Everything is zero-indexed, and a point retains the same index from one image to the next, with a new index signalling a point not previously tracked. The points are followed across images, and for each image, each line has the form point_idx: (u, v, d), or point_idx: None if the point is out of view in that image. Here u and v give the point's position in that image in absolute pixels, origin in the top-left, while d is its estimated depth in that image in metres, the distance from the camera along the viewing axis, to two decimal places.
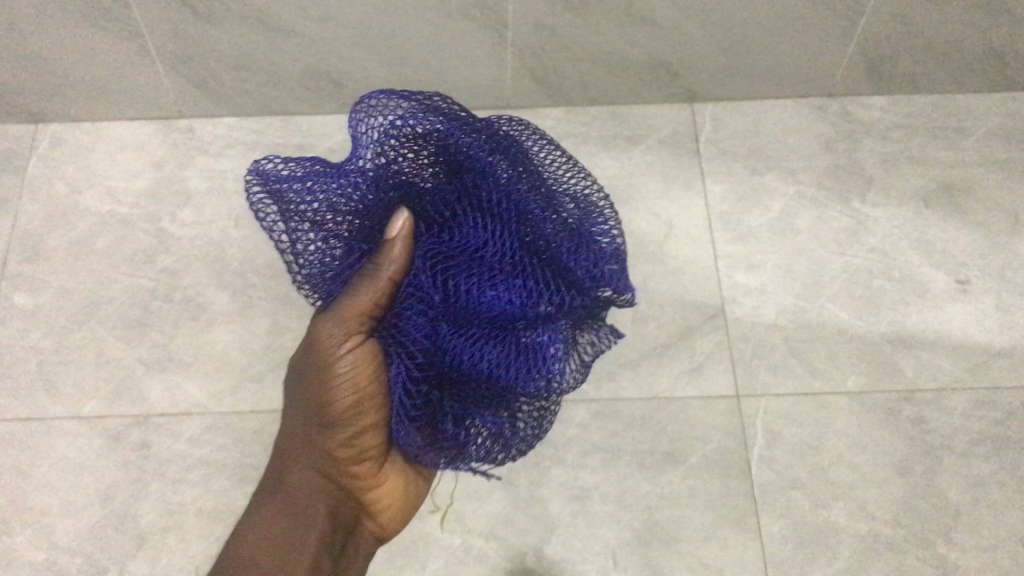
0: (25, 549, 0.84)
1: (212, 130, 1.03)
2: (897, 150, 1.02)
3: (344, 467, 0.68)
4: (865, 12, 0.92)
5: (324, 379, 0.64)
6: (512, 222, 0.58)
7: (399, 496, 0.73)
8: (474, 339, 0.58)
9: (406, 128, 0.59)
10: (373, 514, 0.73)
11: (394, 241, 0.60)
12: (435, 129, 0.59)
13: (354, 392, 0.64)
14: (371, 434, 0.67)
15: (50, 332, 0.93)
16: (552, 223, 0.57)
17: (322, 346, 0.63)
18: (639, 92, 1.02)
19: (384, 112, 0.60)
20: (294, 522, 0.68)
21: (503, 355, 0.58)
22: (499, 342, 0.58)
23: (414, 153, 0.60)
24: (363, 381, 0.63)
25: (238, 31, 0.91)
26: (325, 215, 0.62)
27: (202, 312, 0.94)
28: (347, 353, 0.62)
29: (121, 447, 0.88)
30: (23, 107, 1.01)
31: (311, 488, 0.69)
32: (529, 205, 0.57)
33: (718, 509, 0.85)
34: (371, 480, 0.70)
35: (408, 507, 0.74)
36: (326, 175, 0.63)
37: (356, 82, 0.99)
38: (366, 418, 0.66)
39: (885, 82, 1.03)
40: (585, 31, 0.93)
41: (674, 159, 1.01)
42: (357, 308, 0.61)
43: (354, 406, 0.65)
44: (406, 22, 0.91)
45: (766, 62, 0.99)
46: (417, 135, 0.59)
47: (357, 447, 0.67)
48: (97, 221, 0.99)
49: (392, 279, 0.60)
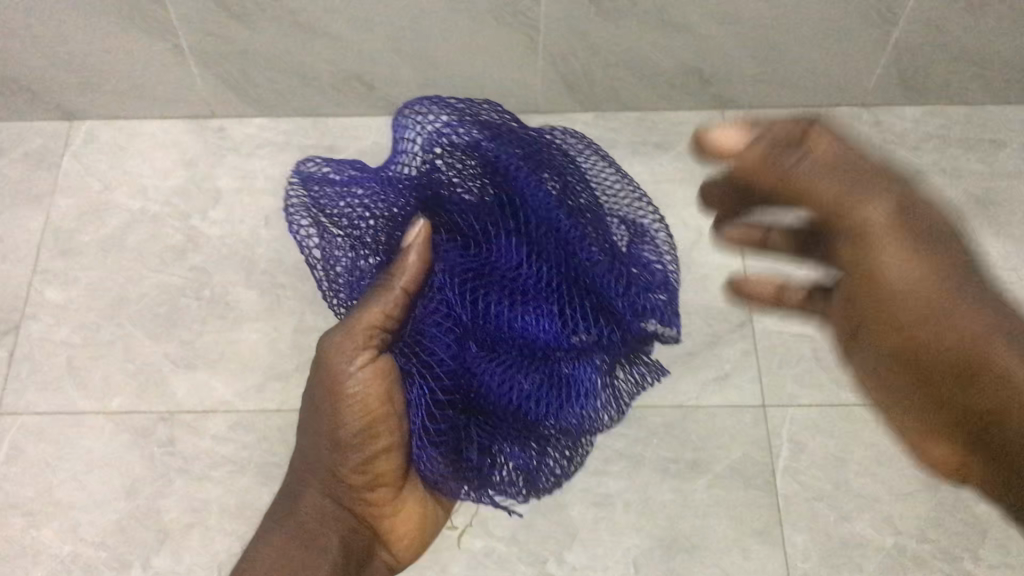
0: (52, 542, 0.86)
1: (243, 130, 1.04)
2: (929, 160, 1.01)
3: (357, 492, 0.64)
4: (900, 20, 0.91)
5: (334, 396, 0.61)
6: (552, 247, 0.56)
7: (416, 525, 0.69)
8: (502, 365, 0.58)
9: (451, 138, 0.57)
10: (387, 545, 0.69)
11: (410, 250, 0.57)
12: (482, 141, 0.56)
13: (364, 412, 0.60)
14: (385, 459, 0.63)
15: (80, 328, 0.94)
16: (595, 254, 0.56)
17: (333, 365, 0.60)
18: (669, 99, 1.02)
19: (430, 119, 0.57)
20: (300, 558, 0.62)
21: (532, 384, 0.59)
22: (529, 370, 0.59)
23: (455, 164, 0.57)
24: (373, 402, 0.60)
25: (271, 33, 0.92)
26: (358, 226, 0.61)
27: (229, 311, 0.95)
28: (358, 371, 0.59)
29: (148, 443, 0.89)
30: (58, 104, 1.03)
31: (321, 518, 0.64)
32: (569, 233, 0.56)
33: (741, 519, 0.85)
34: (386, 509, 0.66)
35: (424, 538, 0.70)
36: (360, 184, 0.61)
37: (387, 85, 0.99)
38: (379, 440, 0.62)
39: (919, 92, 1.02)
40: (617, 37, 0.93)
41: (703, 166, 1.00)
42: (373, 320, 0.58)
43: (365, 430, 0.61)
44: (437, 25, 0.91)
45: (798, 69, 0.98)
46: (461, 145, 0.56)
47: (372, 473, 0.63)
48: (128, 218, 1.00)
49: (406, 290, 0.58)
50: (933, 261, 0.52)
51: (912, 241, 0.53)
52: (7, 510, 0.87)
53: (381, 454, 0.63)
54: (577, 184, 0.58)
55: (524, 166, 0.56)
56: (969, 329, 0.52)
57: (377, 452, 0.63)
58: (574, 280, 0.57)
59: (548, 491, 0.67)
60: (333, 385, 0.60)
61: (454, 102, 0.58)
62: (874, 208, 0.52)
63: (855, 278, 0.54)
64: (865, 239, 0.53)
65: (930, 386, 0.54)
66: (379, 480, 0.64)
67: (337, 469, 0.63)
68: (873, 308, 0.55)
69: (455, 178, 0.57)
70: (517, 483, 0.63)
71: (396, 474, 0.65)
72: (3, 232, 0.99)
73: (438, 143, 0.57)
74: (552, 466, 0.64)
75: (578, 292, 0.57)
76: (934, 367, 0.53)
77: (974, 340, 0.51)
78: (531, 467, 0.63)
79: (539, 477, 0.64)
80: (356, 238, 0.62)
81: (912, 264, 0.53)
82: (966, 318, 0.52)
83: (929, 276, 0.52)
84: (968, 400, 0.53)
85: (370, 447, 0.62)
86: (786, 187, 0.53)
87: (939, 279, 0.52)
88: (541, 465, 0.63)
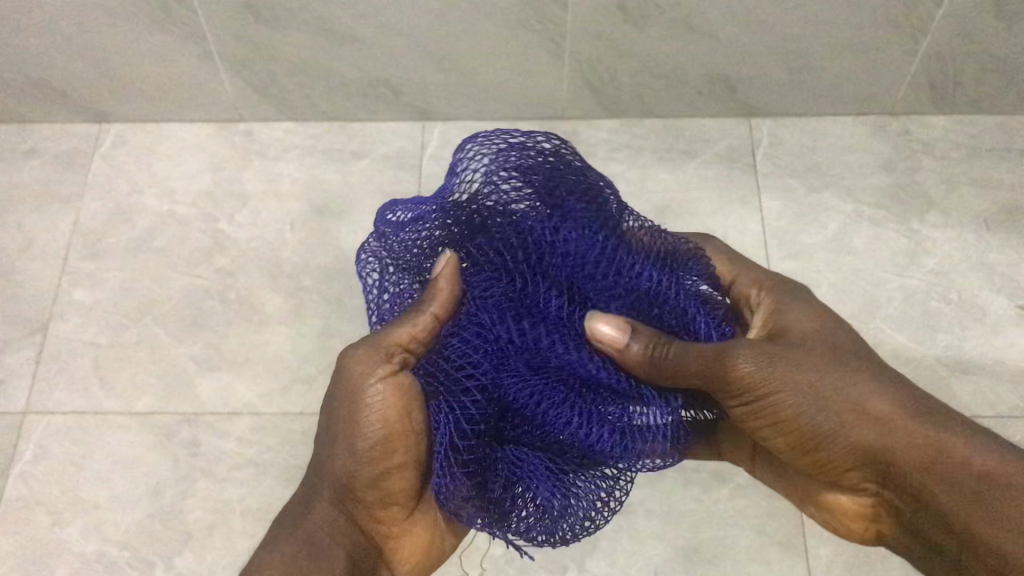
0: (77, 540, 0.86)
1: (271, 134, 1.05)
2: (958, 170, 1.00)
3: (367, 508, 0.59)
4: (930, 27, 0.90)
5: (354, 407, 0.57)
6: (595, 267, 0.56)
7: (421, 548, 0.63)
8: (534, 383, 0.55)
9: (513, 161, 0.58)
10: (390, 563, 0.62)
11: (440, 277, 0.58)
12: (546, 162, 0.58)
13: (383, 424, 0.56)
14: (399, 477, 0.58)
15: (107, 328, 0.95)
16: (635, 281, 0.57)
17: (355, 379, 0.57)
18: (696, 106, 1.01)
19: (491, 145, 0.59)
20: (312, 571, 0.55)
21: (565, 408, 0.55)
22: (563, 391, 0.55)
23: (514, 184, 0.58)
24: (394, 417, 0.57)
25: (299, 37, 0.92)
26: (409, 259, 0.62)
27: (255, 313, 0.95)
28: (379, 382, 0.57)
29: (172, 444, 0.89)
30: (88, 106, 1.04)
31: (331, 531, 0.57)
32: (608, 253, 0.56)
33: (764, 530, 0.84)
34: (397, 529, 0.61)
35: (427, 562, 0.64)
36: (420, 218, 0.61)
37: (414, 90, 0.99)
38: (395, 455, 0.57)
39: (948, 101, 1.01)
40: (643, 44, 0.93)
41: (729, 174, 1.00)
42: (401, 338, 0.57)
43: (384, 444, 0.57)
44: (465, 31, 0.91)
45: (825, 77, 0.98)
46: (523, 167, 0.58)
47: (386, 489, 0.58)
48: (156, 221, 1.01)
49: (435, 317, 0.57)
50: (804, 364, 0.54)
51: (774, 363, 0.54)
52: (32, 508, 0.87)
53: (394, 471, 0.58)
54: (620, 214, 0.59)
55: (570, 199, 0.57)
56: (861, 407, 0.53)
57: (392, 469, 0.58)
58: (618, 301, 0.57)
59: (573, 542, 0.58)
60: (354, 396, 0.57)
61: (503, 134, 0.60)
62: (743, 359, 0.53)
63: (738, 402, 0.55)
64: (755, 383, 0.53)
65: (832, 465, 0.56)
66: (392, 497, 0.59)
67: (350, 481, 0.58)
68: (772, 421, 0.55)
69: (506, 204, 0.58)
70: (540, 525, 0.56)
71: (411, 492, 0.60)
72: (33, 232, 1.00)
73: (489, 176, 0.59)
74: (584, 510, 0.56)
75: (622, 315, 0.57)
76: (842, 452, 0.54)
77: (869, 417, 0.53)
78: (556, 509, 0.56)
79: (566, 523, 0.57)
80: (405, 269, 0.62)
81: (784, 378, 0.54)
82: (853, 399, 0.53)
83: (798, 378, 0.54)
84: (893, 464, 0.53)
85: (384, 463, 0.57)
86: (673, 363, 0.54)
87: (811, 377, 0.54)
88: (572, 506, 0.56)
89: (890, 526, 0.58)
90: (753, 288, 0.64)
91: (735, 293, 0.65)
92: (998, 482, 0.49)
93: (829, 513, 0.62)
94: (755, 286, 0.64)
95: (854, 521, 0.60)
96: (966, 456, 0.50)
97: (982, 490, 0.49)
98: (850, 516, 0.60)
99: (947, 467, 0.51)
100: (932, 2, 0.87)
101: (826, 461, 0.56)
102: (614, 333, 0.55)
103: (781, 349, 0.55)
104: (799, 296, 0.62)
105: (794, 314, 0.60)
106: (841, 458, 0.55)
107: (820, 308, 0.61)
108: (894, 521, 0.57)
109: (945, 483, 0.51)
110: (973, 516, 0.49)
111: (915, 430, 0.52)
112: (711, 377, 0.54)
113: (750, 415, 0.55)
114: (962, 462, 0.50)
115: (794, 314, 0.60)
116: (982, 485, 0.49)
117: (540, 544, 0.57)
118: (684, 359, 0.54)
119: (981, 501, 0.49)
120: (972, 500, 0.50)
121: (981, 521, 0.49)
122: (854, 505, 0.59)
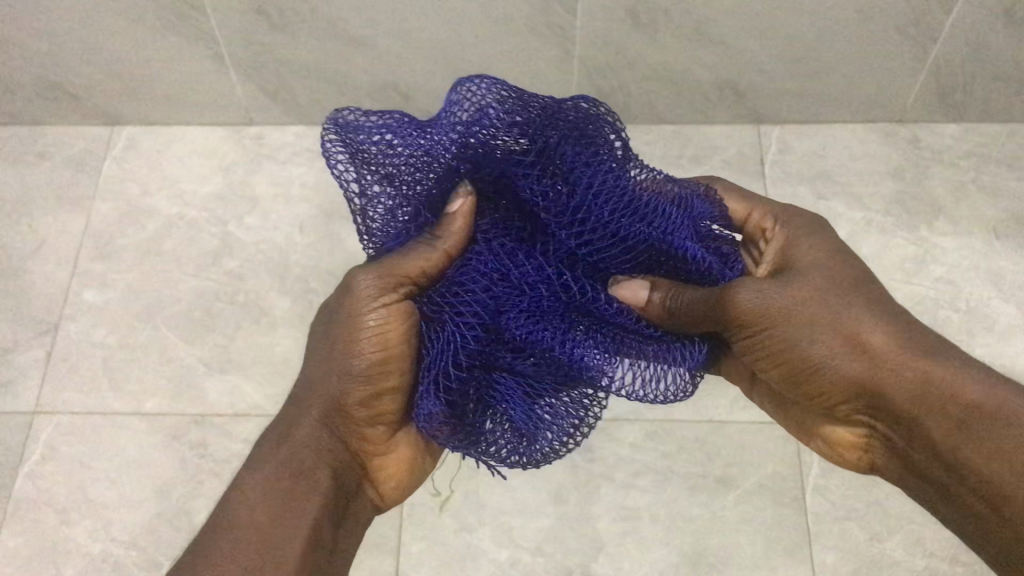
0: (84, 540, 0.86)
1: (281, 137, 1.05)
2: (968, 178, 1.00)
3: (354, 429, 0.55)
4: (940, 36, 0.90)
5: (351, 329, 0.53)
6: (604, 209, 0.55)
7: (404, 471, 0.58)
8: (531, 316, 0.54)
9: (533, 105, 0.54)
10: (374, 483, 0.58)
11: (455, 217, 0.55)
12: (567, 112, 0.55)
13: (380, 350, 0.52)
14: (390, 400, 0.54)
15: (116, 330, 0.96)
16: (640, 223, 0.56)
17: (354, 301, 0.53)
18: (705, 112, 1.02)
19: (498, 90, 0.54)
20: (291, 491, 0.51)
21: (557, 336, 0.54)
22: (566, 324, 0.55)
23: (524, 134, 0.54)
24: (394, 344, 0.52)
25: (310, 42, 0.93)
26: (402, 173, 0.55)
27: (264, 315, 0.96)
28: (380, 308, 0.52)
29: (179, 445, 0.90)
30: (100, 109, 1.04)
31: (315, 449, 0.53)
32: (616, 192, 0.55)
33: (770, 536, 0.84)
34: (382, 449, 0.57)
35: (410, 484, 0.59)
36: (420, 134, 0.54)
37: (424, 96, 1.00)
38: (389, 379, 0.53)
39: (958, 110, 1.01)
40: (653, 50, 0.93)
41: (738, 181, 1.00)
42: (411, 271, 0.53)
43: (378, 367, 0.53)
44: (475, 35, 0.91)
45: (834, 84, 0.98)
46: (542, 114, 0.54)
47: (376, 410, 0.54)
48: (166, 223, 1.02)
49: (449, 253, 0.54)
50: (802, 297, 0.54)
51: (774, 297, 0.54)
52: (40, 508, 0.88)
53: (387, 393, 0.54)
54: (629, 154, 0.57)
55: (587, 152, 0.55)
56: (858, 339, 0.52)
57: (383, 392, 0.54)
58: (626, 240, 0.56)
59: (545, 466, 0.55)
60: (351, 318, 0.53)
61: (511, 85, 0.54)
62: (743, 293, 0.53)
63: (739, 335, 0.55)
64: (754, 318, 0.53)
65: (826, 396, 0.55)
66: (381, 418, 0.55)
67: (340, 402, 0.54)
68: (769, 355, 0.55)
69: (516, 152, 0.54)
70: (514, 448, 0.54)
71: (400, 413, 0.56)
72: (45, 234, 1.01)
73: (493, 111, 0.53)
74: (559, 428, 0.54)
75: (627, 253, 0.57)
76: (838, 384, 0.53)
77: (864, 350, 0.52)
78: (532, 431, 0.53)
79: (540, 444, 0.54)
80: (396, 185, 0.55)
81: (782, 312, 0.53)
82: (850, 330, 0.52)
83: (799, 313, 0.53)
84: (886, 396, 0.52)
85: (377, 386, 0.53)
86: (688, 312, 0.55)
87: (809, 310, 0.53)
88: (546, 425, 0.54)
89: (882, 457, 0.56)
90: (767, 220, 0.61)
91: (748, 229, 0.63)
92: (987, 413, 0.49)
93: (821, 445, 0.60)
94: (769, 219, 0.61)
95: (846, 452, 0.58)
96: (957, 388, 0.50)
97: (968, 420, 0.49)
98: (843, 447, 0.58)
99: (937, 399, 0.50)
100: (942, 11, 0.87)
101: (819, 392, 0.55)
102: (635, 293, 0.56)
103: (784, 283, 0.54)
104: (809, 227, 0.59)
105: (799, 245, 0.58)
106: (835, 390, 0.54)
107: (831, 238, 0.58)
108: (885, 453, 0.55)
109: (935, 414, 0.50)
110: (959, 444, 0.49)
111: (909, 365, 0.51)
112: (715, 313, 0.54)
113: (748, 347, 0.55)
114: (956, 393, 0.50)
115: (800, 245, 0.58)
116: (971, 417, 0.49)
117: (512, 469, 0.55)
118: (695, 307, 0.55)
119: (968, 431, 0.49)
120: (960, 429, 0.49)
121: (967, 449, 0.49)
122: (848, 435, 0.57)
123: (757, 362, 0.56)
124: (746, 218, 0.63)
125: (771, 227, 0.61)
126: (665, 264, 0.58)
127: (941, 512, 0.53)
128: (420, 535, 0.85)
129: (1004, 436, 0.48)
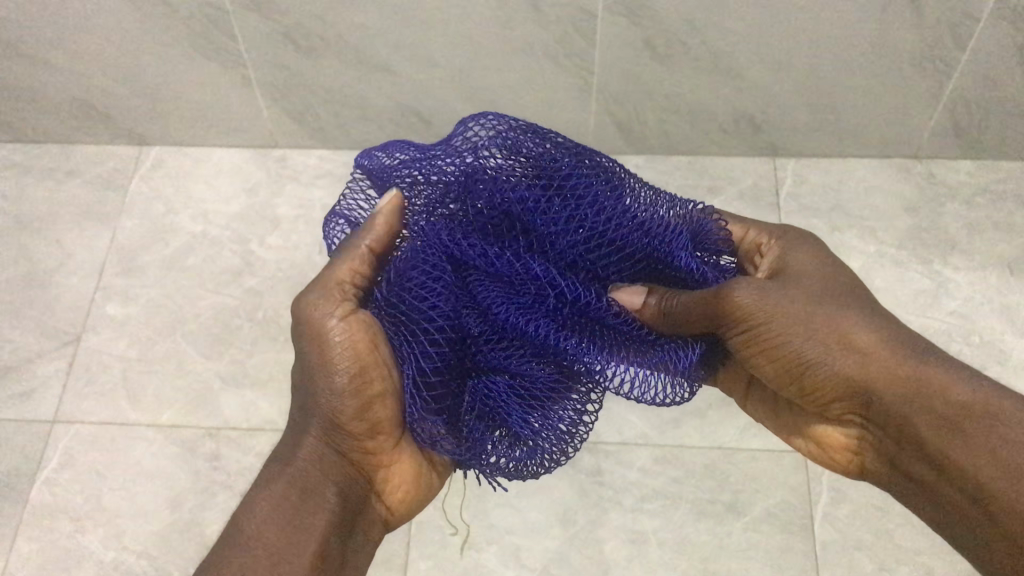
0: (98, 547, 0.87)
1: (304, 161, 1.08)
2: (983, 215, 1.00)
3: (357, 444, 0.54)
4: (954, 72, 0.92)
5: (318, 346, 0.53)
6: (605, 226, 0.55)
7: (409, 482, 0.58)
8: (536, 321, 0.53)
9: (526, 143, 0.56)
10: (381, 495, 0.57)
11: (380, 215, 0.57)
12: (568, 144, 0.57)
13: (355, 358, 0.52)
14: (382, 406, 0.54)
15: (135, 343, 0.98)
16: (642, 236, 0.57)
17: (313, 322, 0.53)
18: (721, 145, 1.03)
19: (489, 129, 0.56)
20: (302, 505, 0.51)
21: (564, 337, 0.54)
22: (579, 333, 0.55)
23: (523, 164, 0.55)
24: (365, 352, 0.53)
25: (335, 67, 0.95)
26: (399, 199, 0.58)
27: (281, 332, 0.97)
28: (342, 322, 0.53)
29: (194, 457, 0.91)
30: (130, 129, 1.07)
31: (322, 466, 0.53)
32: (620, 210, 0.56)
33: (775, 564, 0.84)
34: (385, 459, 0.56)
35: (416, 496, 0.59)
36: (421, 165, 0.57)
37: (446, 122, 1.01)
38: (373, 387, 0.54)
39: (975, 146, 1.01)
40: (670, 80, 0.95)
41: (752, 211, 1.01)
42: (345, 275, 0.55)
43: (359, 377, 0.53)
44: (494, 64, 0.93)
45: (850, 117, 0.99)
46: (537, 156, 0.56)
47: (371, 420, 0.54)
48: (189, 241, 1.04)
49: (372, 248, 0.56)
50: (795, 298, 0.53)
51: (769, 294, 0.53)
52: (55, 515, 0.89)
53: (376, 400, 0.54)
54: (621, 171, 0.58)
55: (583, 176, 0.56)
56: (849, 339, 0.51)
57: (373, 400, 0.54)
58: (628, 251, 0.57)
59: (549, 472, 0.55)
60: (316, 340, 0.53)
61: (506, 120, 0.57)
62: (739, 290, 0.53)
63: (733, 333, 0.54)
64: (749, 312, 0.53)
65: (820, 394, 0.54)
66: (379, 429, 0.55)
67: (336, 415, 0.53)
68: (763, 351, 0.54)
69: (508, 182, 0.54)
70: (515, 454, 0.54)
71: (396, 421, 0.56)
72: (71, 248, 1.04)
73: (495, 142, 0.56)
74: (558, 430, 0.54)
75: (623, 261, 0.57)
76: (831, 382, 0.52)
77: (854, 347, 0.51)
78: (532, 435, 0.54)
79: (543, 451, 0.54)
80: None
81: (776, 309, 0.53)
82: (840, 330, 0.52)
83: (793, 310, 0.53)
84: (877, 393, 0.51)
85: (365, 395, 0.53)
86: (681, 314, 0.55)
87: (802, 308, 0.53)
88: (547, 430, 0.54)
89: (872, 460, 0.55)
90: (763, 236, 0.61)
91: (746, 248, 0.63)
92: (977, 412, 0.47)
93: (814, 448, 0.59)
94: (766, 235, 0.61)
95: (838, 454, 0.57)
96: (946, 385, 0.48)
97: (959, 418, 0.47)
98: (834, 449, 0.57)
99: (926, 396, 0.49)
100: (956, 46, 0.88)
101: (814, 389, 0.54)
102: (631, 298, 0.57)
103: (782, 287, 0.54)
104: (806, 241, 0.59)
105: (797, 255, 0.58)
106: (830, 388, 0.53)
107: (826, 251, 0.58)
108: (875, 455, 0.54)
109: (925, 411, 0.49)
110: (949, 443, 0.47)
111: (897, 367, 0.50)
112: (710, 311, 0.53)
113: (744, 345, 0.54)
114: (944, 394, 0.48)
115: (798, 254, 0.58)
116: (958, 414, 0.47)
117: (513, 479, 0.55)
118: (688, 305, 0.54)
119: (957, 429, 0.47)
120: (948, 427, 0.48)
121: (957, 448, 0.47)
122: (838, 436, 0.56)
123: (750, 360, 0.55)
124: (743, 238, 0.63)
125: (768, 242, 0.61)
126: (663, 272, 0.59)
127: (928, 513, 0.51)
128: (427, 553, 0.85)
129: (996, 435, 0.46)
